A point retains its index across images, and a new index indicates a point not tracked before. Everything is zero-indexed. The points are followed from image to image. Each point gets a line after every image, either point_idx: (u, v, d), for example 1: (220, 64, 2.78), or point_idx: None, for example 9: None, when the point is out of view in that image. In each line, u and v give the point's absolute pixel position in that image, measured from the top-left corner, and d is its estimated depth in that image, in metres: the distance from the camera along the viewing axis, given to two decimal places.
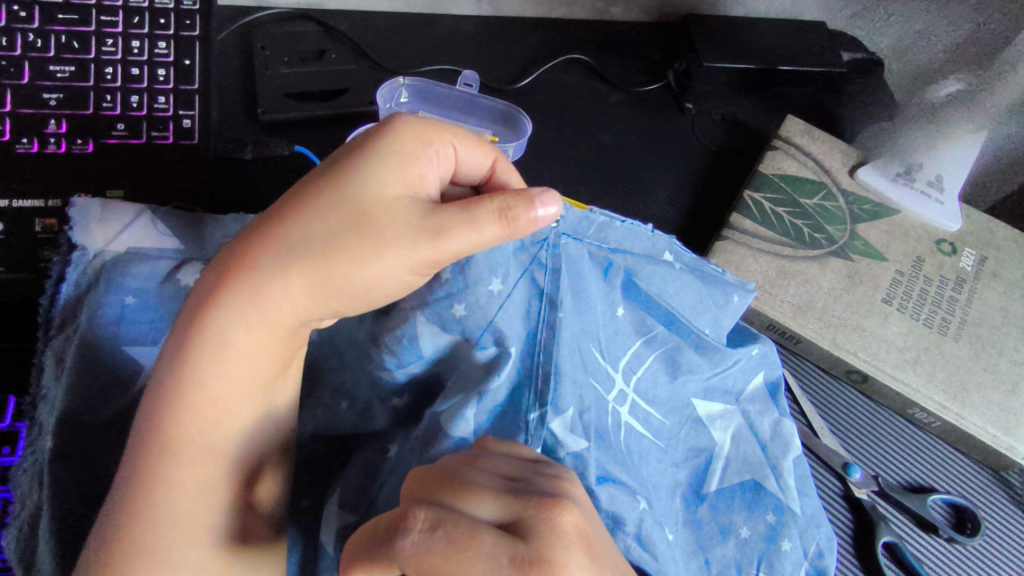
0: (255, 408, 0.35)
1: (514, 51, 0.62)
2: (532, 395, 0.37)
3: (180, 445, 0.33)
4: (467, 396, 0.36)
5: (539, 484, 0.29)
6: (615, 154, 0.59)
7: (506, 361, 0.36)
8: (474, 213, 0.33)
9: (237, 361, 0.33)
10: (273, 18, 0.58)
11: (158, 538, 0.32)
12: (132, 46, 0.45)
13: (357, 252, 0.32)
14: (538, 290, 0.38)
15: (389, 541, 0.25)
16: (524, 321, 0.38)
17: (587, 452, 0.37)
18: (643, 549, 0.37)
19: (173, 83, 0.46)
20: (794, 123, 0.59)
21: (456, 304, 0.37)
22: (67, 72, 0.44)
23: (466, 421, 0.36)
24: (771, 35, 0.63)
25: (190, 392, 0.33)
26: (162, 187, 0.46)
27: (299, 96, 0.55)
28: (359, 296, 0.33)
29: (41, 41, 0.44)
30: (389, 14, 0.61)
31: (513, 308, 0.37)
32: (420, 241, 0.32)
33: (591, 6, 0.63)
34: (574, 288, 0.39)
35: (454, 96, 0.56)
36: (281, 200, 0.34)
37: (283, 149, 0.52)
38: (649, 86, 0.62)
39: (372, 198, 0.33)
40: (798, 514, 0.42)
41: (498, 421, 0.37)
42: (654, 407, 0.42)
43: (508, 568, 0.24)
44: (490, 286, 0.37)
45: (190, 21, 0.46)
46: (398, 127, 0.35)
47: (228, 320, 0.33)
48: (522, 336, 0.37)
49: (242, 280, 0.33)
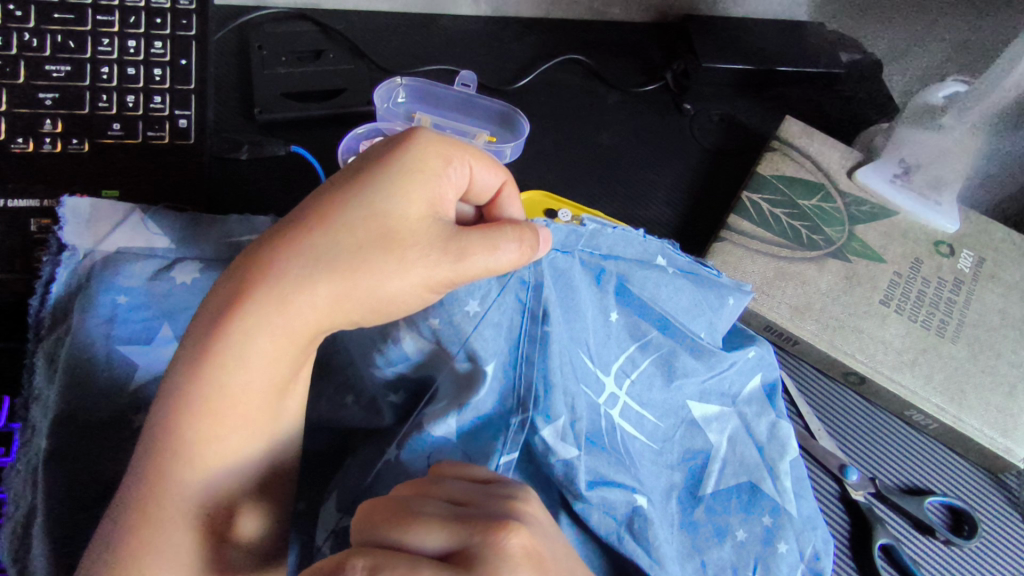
0: (267, 416, 0.34)
1: (513, 51, 0.62)
2: (513, 395, 0.37)
3: (192, 450, 0.33)
4: (449, 404, 0.37)
5: (491, 506, 0.29)
6: (613, 154, 0.59)
7: (480, 380, 0.37)
8: (497, 240, 0.34)
9: (257, 367, 0.33)
10: (270, 18, 0.58)
11: (165, 538, 0.33)
12: (128, 46, 0.45)
13: (383, 267, 0.32)
14: (521, 305, 0.38)
15: None
16: (505, 334, 0.38)
17: (577, 460, 0.36)
18: (635, 541, 0.37)
19: (169, 83, 0.46)
20: (792, 124, 0.59)
21: (433, 319, 0.37)
22: (63, 72, 0.44)
23: (446, 426, 0.36)
24: (769, 36, 0.63)
25: (210, 396, 0.32)
26: (156, 186, 0.46)
27: (296, 96, 0.55)
28: (379, 312, 0.34)
29: (37, 41, 0.44)
30: (387, 14, 0.61)
31: (490, 327, 0.37)
32: (447, 263, 0.33)
33: (590, 6, 0.63)
34: (563, 299, 0.39)
35: (452, 96, 0.57)
36: (304, 208, 0.34)
37: (278, 149, 0.52)
38: (647, 86, 0.62)
39: (402, 216, 0.33)
40: (795, 514, 0.42)
41: (480, 425, 0.37)
42: (648, 409, 0.42)
43: None
44: (466, 307, 0.37)
45: (187, 21, 0.46)
46: (422, 141, 0.35)
47: (255, 326, 0.32)
48: (504, 351, 0.38)
49: (270, 286, 0.32)
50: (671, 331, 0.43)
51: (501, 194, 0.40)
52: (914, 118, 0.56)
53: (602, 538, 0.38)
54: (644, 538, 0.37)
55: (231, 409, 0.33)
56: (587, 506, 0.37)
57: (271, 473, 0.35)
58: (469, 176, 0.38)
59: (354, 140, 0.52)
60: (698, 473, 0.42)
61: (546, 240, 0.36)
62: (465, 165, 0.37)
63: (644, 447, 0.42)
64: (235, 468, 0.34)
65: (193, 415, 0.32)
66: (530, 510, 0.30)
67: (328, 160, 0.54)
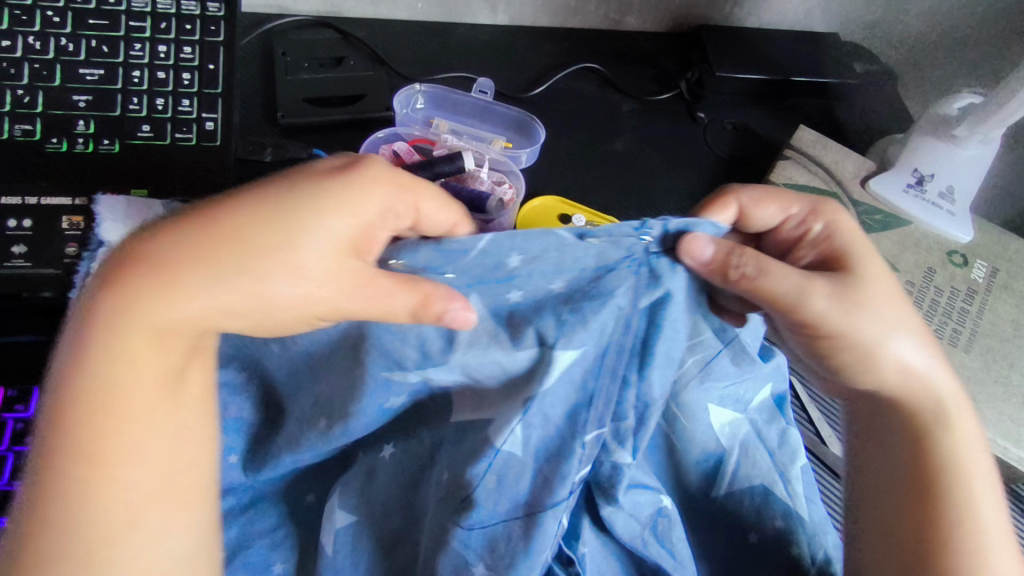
0: (160, 412, 0.34)
1: (530, 60, 0.63)
2: (590, 393, 0.33)
3: (77, 442, 0.33)
4: (513, 408, 0.33)
5: (770, 209, 0.41)
6: (626, 161, 0.60)
7: (549, 368, 0.33)
8: (402, 289, 0.32)
9: (144, 363, 0.34)
10: (294, 26, 0.59)
11: (61, 526, 0.32)
12: (158, 51, 0.47)
13: (275, 282, 0.33)
14: (620, 316, 0.33)
15: (734, 200, 0.41)
16: (594, 334, 0.33)
17: (629, 469, 0.35)
18: (660, 545, 0.38)
19: (197, 86, 0.47)
20: (805, 133, 0.59)
21: (478, 295, 0.34)
22: (97, 75, 0.46)
23: (515, 435, 0.33)
24: (784, 47, 0.64)
25: (93, 390, 0.33)
26: (182, 185, 0.47)
27: (318, 102, 0.56)
28: (271, 320, 0.35)
29: (73, 45, 0.45)
30: (406, 22, 0.62)
31: (580, 332, 0.33)
32: (346, 288, 0.33)
33: (605, 16, 0.64)
34: (667, 298, 0.34)
35: (469, 103, 0.59)
36: (208, 212, 0.34)
37: (300, 152, 0.53)
38: (661, 95, 0.63)
39: (313, 229, 0.34)
40: (820, 517, 0.43)
41: (551, 441, 0.34)
42: (686, 413, 0.40)
43: (806, 210, 0.42)
44: (508, 295, 0.34)
45: (215, 28, 0.48)
46: (348, 172, 0.35)
47: (134, 321, 0.33)
48: (596, 343, 0.33)
49: (159, 283, 0.33)
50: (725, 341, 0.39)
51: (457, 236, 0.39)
52: (929, 128, 0.56)
53: (626, 543, 0.38)
54: (666, 539, 0.38)
55: (122, 401, 0.34)
56: (616, 512, 0.37)
57: (179, 476, 0.35)
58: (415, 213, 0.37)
59: (374, 143, 0.55)
60: (711, 476, 0.42)
61: (471, 324, 0.33)
62: (409, 201, 0.36)
63: (677, 451, 0.42)
64: (133, 464, 0.34)
65: (82, 406, 0.33)
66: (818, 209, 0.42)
67: None
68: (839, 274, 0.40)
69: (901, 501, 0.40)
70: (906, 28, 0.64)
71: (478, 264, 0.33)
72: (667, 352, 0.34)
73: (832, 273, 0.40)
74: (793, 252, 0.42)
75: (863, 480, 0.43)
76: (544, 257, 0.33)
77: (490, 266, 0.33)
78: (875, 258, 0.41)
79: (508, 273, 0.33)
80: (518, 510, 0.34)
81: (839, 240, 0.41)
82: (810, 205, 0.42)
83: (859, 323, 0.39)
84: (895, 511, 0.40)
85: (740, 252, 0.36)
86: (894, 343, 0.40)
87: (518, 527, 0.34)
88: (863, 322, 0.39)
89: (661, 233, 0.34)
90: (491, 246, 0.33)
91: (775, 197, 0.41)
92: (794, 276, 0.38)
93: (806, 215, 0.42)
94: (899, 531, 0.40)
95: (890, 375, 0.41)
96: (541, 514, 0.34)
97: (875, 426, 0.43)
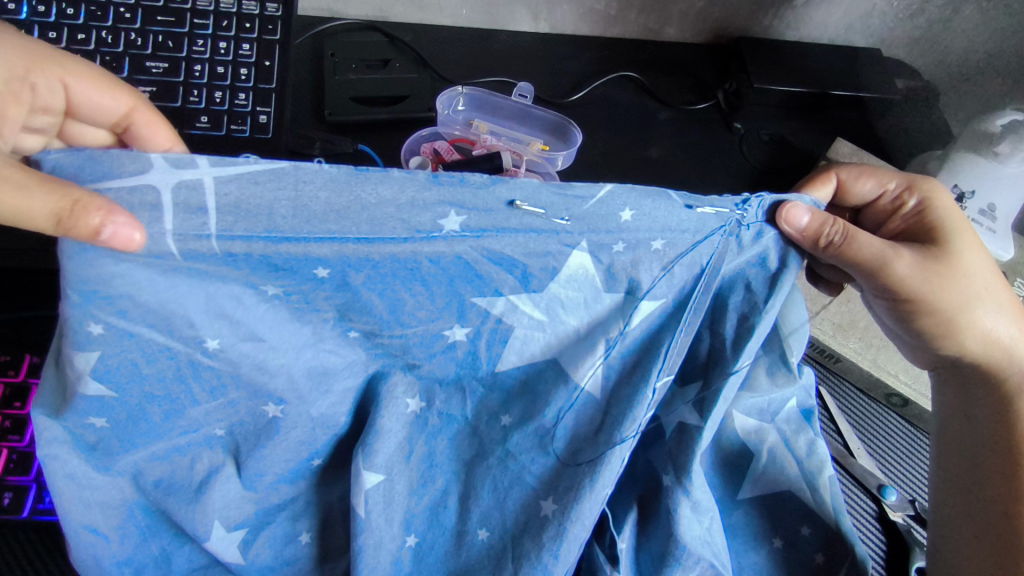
0: None
1: (569, 67, 0.64)
2: (662, 351, 0.35)
3: None
4: (594, 342, 0.35)
5: (866, 182, 0.44)
6: (661, 169, 0.60)
7: (634, 313, 0.35)
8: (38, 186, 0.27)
9: None
10: (344, 28, 0.61)
11: None
12: (220, 47, 0.50)
13: None
14: (701, 284, 0.35)
15: (829, 178, 0.45)
16: (679, 291, 0.35)
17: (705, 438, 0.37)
18: (706, 547, 0.37)
19: (253, 82, 0.50)
20: (842, 145, 0.60)
21: (586, 243, 0.32)
22: (161, 68, 0.48)
23: (594, 370, 0.36)
24: (824, 60, 0.64)
25: None
26: (229, 142, 0.49)
27: (365, 101, 0.58)
28: None
29: (141, 40, 0.48)
30: (451, 27, 0.64)
31: (664, 286, 0.34)
32: None
33: (645, 26, 0.65)
34: (749, 262, 0.36)
35: (508, 106, 0.61)
36: None
37: (347, 146, 0.55)
38: (698, 104, 0.63)
39: None
40: (849, 528, 0.41)
41: (620, 383, 0.36)
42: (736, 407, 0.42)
43: (902, 186, 0.44)
44: (613, 249, 0.32)
45: (272, 26, 0.51)
46: None
47: None
48: (676, 295, 0.35)
49: None
50: (771, 350, 0.40)
51: (131, 123, 0.40)
52: (973, 142, 0.56)
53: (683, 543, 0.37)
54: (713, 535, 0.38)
55: None
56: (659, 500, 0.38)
57: None
58: (67, 91, 0.38)
59: (417, 140, 0.58)
60: (740, 473, 0.43)
61: (135, 247, 0.27)
62: (52, 71, 0.36)
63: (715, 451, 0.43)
64: None
65: None
66: (917, 183, 0.44)
67: (392, 159, 0.57)
68: (928, 247, 0.42)
69: (991, 471, 0.42)
70: (950, 47, 0.64)
71: (594, 213, 0.31)
72: (741, 313, 0.37)
73: (922, 243, 0.42)
74: (885, 223, 0.45)
75: (944, 456, 0.45)
76: (653, 216, 0.31)
77: (604, 218, 0.31)
78: (971, 234, 0.43)
79: (618, 226, 0.31)
80: (587, 454, 0.36)
81: (935, 214, 0.43)
82: (907, 180, 0.44)
83: (946, 294, 0.42)
84: (981, 471, 0.42)
85: (832, 221, 0.37)
86: (980, 314, 0.42)
87: (584, 471, 0.36)
88: (950, 292, 0.42)
89: (757, 210, 0.34)
90: (612, 197, 0.31)
91: (872, 173, 0.44)
92: (881, 246, 0.40)
93: (901, 190, 0.44)
94: (989, 502, 0.41)
95: (975, 346, 0.43)
96: (604, 462, 0.35)
97: (960, 403, 0.45)
